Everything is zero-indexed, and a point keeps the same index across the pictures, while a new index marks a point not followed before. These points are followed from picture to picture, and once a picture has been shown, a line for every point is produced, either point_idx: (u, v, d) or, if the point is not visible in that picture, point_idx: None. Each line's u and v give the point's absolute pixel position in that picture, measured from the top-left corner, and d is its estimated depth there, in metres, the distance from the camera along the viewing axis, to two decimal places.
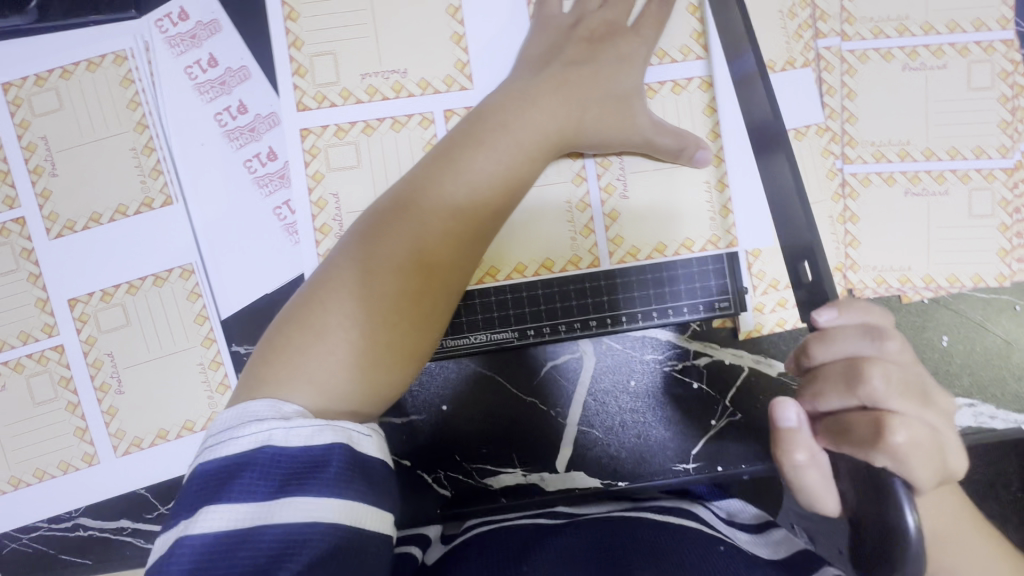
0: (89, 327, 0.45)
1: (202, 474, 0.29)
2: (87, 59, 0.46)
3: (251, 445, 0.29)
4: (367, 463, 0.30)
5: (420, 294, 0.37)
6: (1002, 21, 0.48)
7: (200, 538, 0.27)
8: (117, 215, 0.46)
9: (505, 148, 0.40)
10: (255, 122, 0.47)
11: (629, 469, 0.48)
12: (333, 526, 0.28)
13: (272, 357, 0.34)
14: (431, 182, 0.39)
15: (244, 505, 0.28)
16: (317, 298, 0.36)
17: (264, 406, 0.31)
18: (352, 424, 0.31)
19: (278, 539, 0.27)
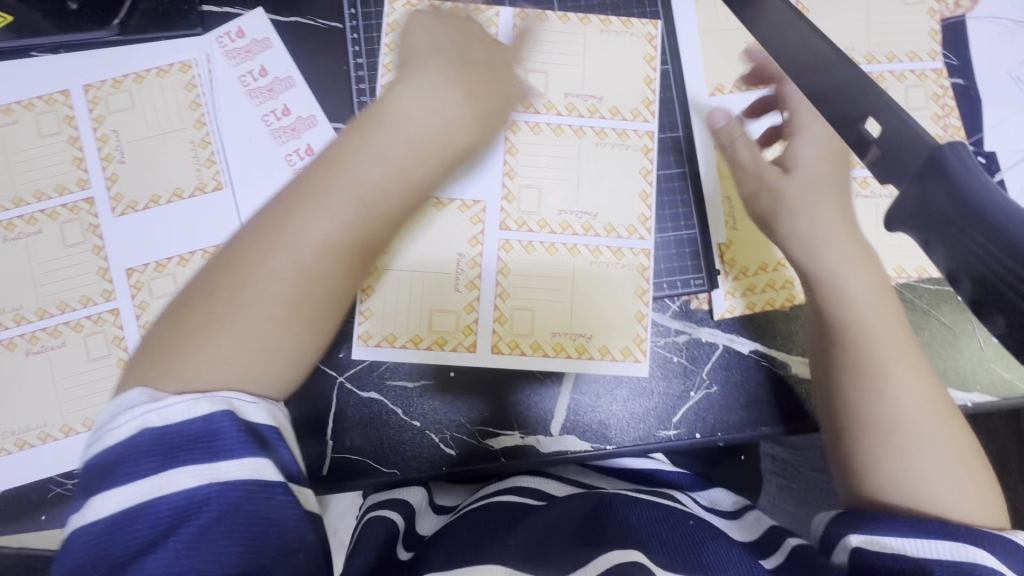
0: (143, 293, 0.51)
1: (86, 469, 0.32)
2: (157, 67, 0.54)
3: (128, 432, 0.33)
4: (252, 426, 0.35)
5: (318, 279, 0.40)
6: (931, 53, 0.57)
7: (92, 525, 0.30)
8: (173, 198, 0.53)
9: (407, 136, 0.43)
10: (297, 123, 0.55)
11: (615, 434, 0.54)
12: (230, 483, 0.32)
13: (190, 328, 0.38)
14: (362, 142, 0.43)
15: (133, 485, 0.31)
16: (236, 272, 0.39)
17: (137, 396, 0.34)
18: (230, 393, 0.36)
19: (174, 505, 0.31)
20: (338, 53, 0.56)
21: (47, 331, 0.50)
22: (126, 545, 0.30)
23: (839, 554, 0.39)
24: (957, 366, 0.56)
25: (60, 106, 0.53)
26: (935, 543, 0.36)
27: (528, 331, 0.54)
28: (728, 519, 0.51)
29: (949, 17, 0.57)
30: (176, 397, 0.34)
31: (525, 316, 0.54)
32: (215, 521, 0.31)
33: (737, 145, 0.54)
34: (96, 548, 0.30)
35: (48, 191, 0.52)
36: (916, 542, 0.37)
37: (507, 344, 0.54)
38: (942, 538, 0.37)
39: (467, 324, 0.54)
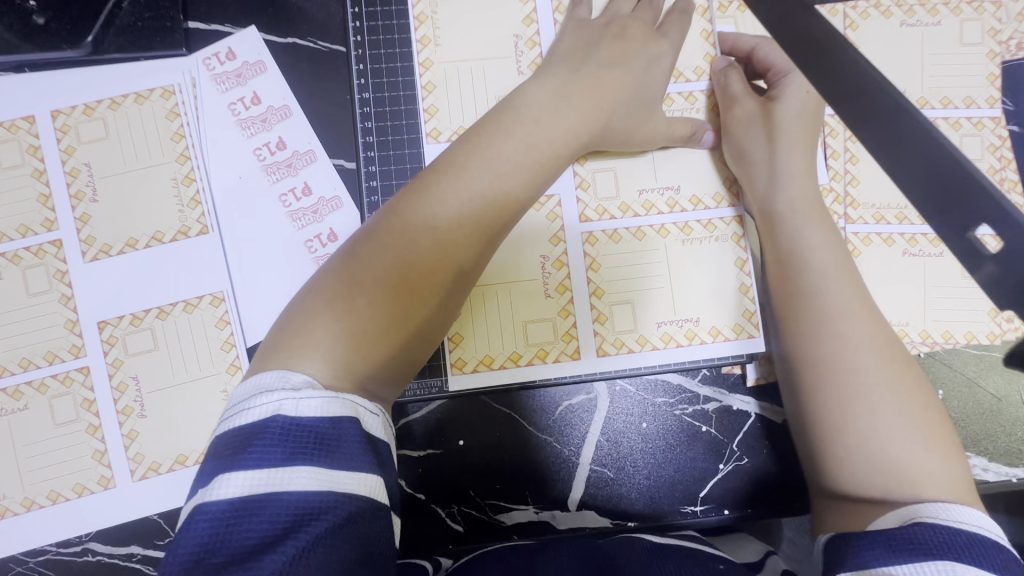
0: (116, 350, 0.46)
1: (219, 445, 0.30)
2: (136, 92, 0.48)
3: (266, 416, 0.30)
4: (372, 436, 0.32)
5: (431, 268, 0.37)
6: (989, 100, 0.52)
7: (218, 504, 0.28)
8: (153, 241, 0.47)
9: (533, 139, 0.41)
10: (293, 158, 0.49)
11: (638, 509, 0.50)
12: (345, 493, 0.29)
13: (293, 329, 0.35)
14: (455, 169, 0.40)
15: (258, 472, 0.28)
16: (335, 271, 0.37)
17: (274, 378, 0.32)
18: (359, 399, 0.33)
19: (295, 505, 0.28)
20: (339, 79, 0.49)
21: (7, 392, 0.45)
22: (242, 536, 0.27)
23: None
24: (1002, 439, 0.52)
25: (24, 135, 0.47)
26: (922, 563, 0.30)
27: (631, 327, 0.49)
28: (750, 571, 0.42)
29: (1011, 59, 0.52)
30: (313, 388, 0.31)
31: (627, 311, 0.49)
32: (329, 534, 0.28)
33: (734, 88, 0.48)
34: (213, 533, 0.27)
35: (9, 232, 0.46)
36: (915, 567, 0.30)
37: (613, 344, 0.49)
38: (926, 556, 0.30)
39: (565, 332, 0.49)
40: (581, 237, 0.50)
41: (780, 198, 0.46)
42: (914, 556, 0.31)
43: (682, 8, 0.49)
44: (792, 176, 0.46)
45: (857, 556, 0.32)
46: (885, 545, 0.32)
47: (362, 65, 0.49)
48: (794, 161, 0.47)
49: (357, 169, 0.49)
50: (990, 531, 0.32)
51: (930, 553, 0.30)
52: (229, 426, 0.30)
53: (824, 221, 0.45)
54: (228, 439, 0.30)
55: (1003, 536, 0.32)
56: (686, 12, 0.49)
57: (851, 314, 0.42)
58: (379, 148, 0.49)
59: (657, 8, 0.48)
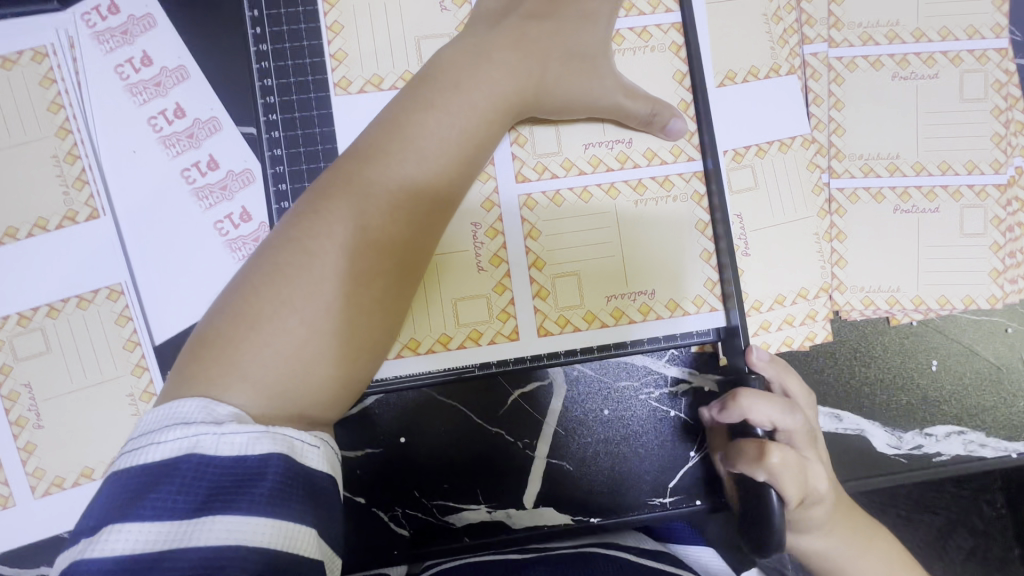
0: (3, 354, 0.40)
1: (117, 485, 0.26)
2: (2, 56, 0.41)
3: (177, 454, 0.26)
4: (306, 474, 0.28)
5: (376, 273, 0.34)
6: (996, 29, 0.45)
7: (104, 560, 0.23)
8: (36, 230, 0.41)
9: (459, 110, 0.37)
10: (194, 128, 0.43)
11: (601, 505, 0.45)
12: (257, 548, 0.25)
13: (204, 357, 0.30)
14: (377, 156, 0.35)
15: (160, 522, 0.24)
16: (257, 285, 0.32)
17: (196, 409, 0.28)
18: (293, 432, 0.29)
19: (195, 561, 0.24)
20: (240, 34, 0.43)
21: None
22: None
23: None
24: (1003, 413, 0.47)
25: None
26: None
27: (578, 302, 0.44)
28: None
29: None
30: (239, 423, 0.27)
31: (572, 284, 0.43)
32: None
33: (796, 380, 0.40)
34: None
35: None
36: None
37: (556, 323, 0.43)
38: None
39: (502, 310, 0.43)
40: (519, 201, 0.43)
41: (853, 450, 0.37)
42: None
43: None
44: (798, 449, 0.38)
45: None
46: None
47: (257, 11, 0.42)
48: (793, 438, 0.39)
49: (259, 136, 0.42)
50: None
51: None
52: (135, 463, 0.26)
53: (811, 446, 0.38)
54: (129, 477, 0.26)
55: None
56: None
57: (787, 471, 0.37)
58: (282, 110, 0.42)
59: None
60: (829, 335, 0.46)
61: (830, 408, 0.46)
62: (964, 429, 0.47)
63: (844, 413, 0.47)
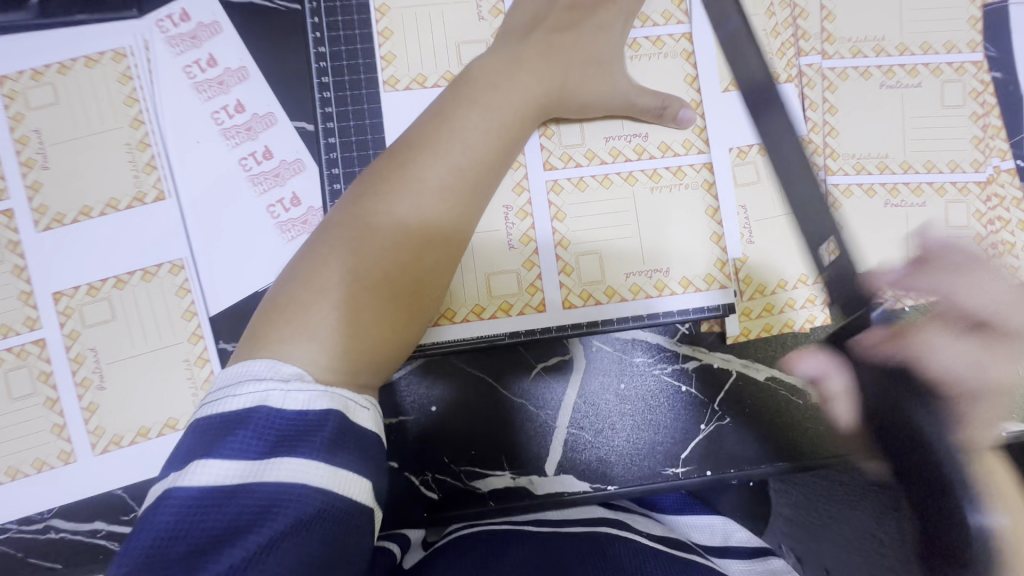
0: (73, 321, 0.44)
1: (196, 431, 0.28)
2: (85, 55, 0.46)
3: (249, 405, 0.29)
4: (359, 431, 0.30)
5: (425, 246, 0.38)
6: (971, 44, 0.51)
7: (187, 493, 0.26)
8: (108, 209, 0.45)
9: (496, 107, 0.42)
10: (252, 121, 0.47)
11: (618, 473, 0.48)
12: (320, 489, 0.27)
13: (276, 316, 0.33)
14: (425, 148, 0.40)
15: (234, 463, 0.27)
16: (321, 255, 0.36)
17: (264, 368, 0.30)
18: (348, 394, 0.31)
19: (266, 498, 0.26)
20: (297, 39, 0.48)
21: None
22: (204, 528, 0.25)
23: None
24: None
25: None
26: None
27: (598, 278, 0.48)
28: (745, 560, 0.47)
29: (992, 2, 0.51)
30: (303, 381, 0.30)
31: (593, 262, 0.48)
32: (294, 532, 0.26)
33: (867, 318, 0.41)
34: (175, 522, 0.25)
35: None
36: None
37: (579, 297, 0.48)
38: None
39: (530, 284, 0.47)
40: (546, 185, 0.48)
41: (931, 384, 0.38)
42: None
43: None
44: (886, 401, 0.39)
45: None
46: None
47: (317, 18, 0.47)
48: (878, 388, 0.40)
49: (315, 129, 0.47)
50: None
51: None
52: (211, 413, 0.29)
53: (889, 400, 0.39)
54: (206, 425, 0.29)
55: None
56: None
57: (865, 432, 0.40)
58: (336, 104, 0.47)
59: None
60: (829, 320, 0.48)
61: None
62: None
63: None
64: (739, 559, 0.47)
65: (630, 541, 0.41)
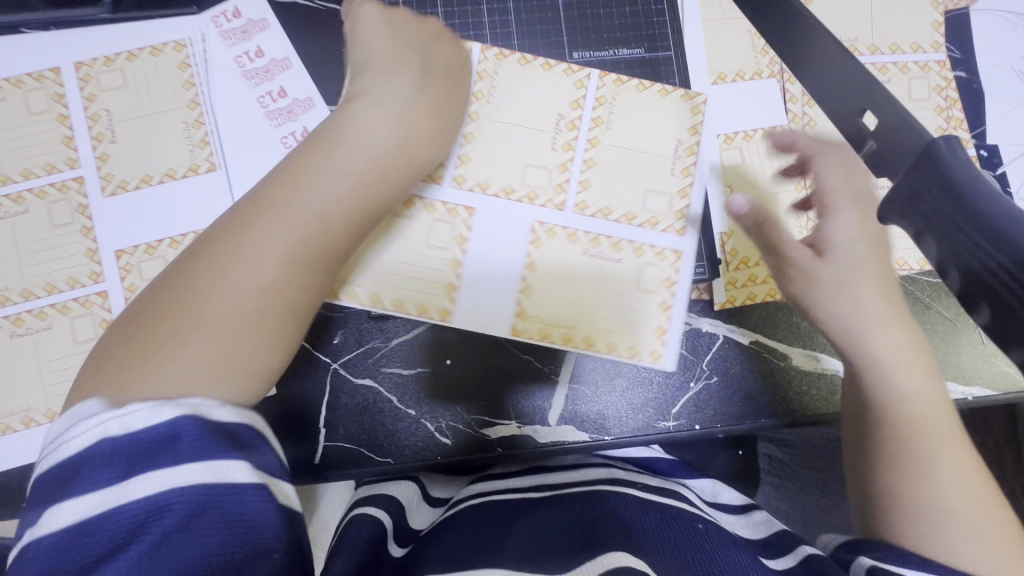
0: (132, 276, 0.50)
1: (41, 482, 0.29)
2: (151, 45, 0.53)
3: (87, 442, 0.29)
4: (220, 425, 0.31)
5: (312, 258, 0.38)
6: (935, 45, 0.56)
7: (49, 538, 0.28)
8: (165, 178, 0.51)
9: (402, 117, 0.44)
10: (293, 105, 0.54)
11: (613, 425, 0.53)
12: (189, 489, 0.29)
13: (149, 336, 0.34)
14: (294, 179, 0.39)
15: (91, 495, 0.28)
16: (201, 272, 0.36)
17: (95, 405, 0.31)
18: (196, 398, 0.32)
19: (137, 513, 0.28)
20: (337, 35, 0.55)
21: (32, 314, 0.49)
22: (82, 555, 0.27)
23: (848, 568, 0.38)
24: (959, 361, 0.55)
25: (51, 84, 0.52)
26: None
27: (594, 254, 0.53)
28: (735, 515, 0.51)
29: (953, 9, 0.57)
30: (135, 402, 0.31)
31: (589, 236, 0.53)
32: (178, 530, 0.28)
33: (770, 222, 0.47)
34: (50, 563, 0.27)
35: (36, 170, 0.51)
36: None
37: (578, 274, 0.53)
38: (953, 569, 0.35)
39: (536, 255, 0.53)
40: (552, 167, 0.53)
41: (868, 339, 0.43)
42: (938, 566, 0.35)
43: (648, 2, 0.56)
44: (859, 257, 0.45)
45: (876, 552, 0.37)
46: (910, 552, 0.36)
47: None
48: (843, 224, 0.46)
49: None
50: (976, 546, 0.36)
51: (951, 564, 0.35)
52: (50, 464, 0.30)
53: (870, 281, 0.44)
54: (46, 476, 0.30)
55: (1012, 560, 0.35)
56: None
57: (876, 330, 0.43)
58: None
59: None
60: None
61: (808, 350, 0.54)
62: None
63: (822, 355, 0.54)
64: (729, 513, 0.52)
65: (623, 496, 0.47)
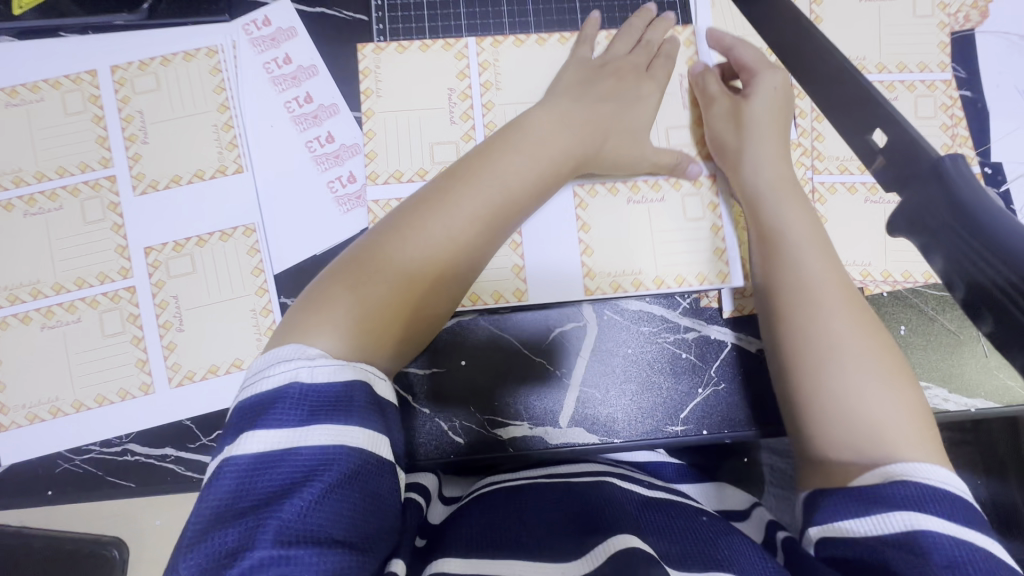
0: (160, 272, 0.52)
1: (240, 410, 0.34)
2: (184, 51, 0.55)
3: (283, 383, 0.34)
4: (379, 401, 0.36)
5: (443, 268, 0.43)
6: (940, 65, 0.58)
7: (243, 458, 0.32)
8: (194, 178, 0.53)
9: (540, 158, 0.48)
10: (319, 111, 0.56)
11: (623, 428, 0.54)
12: (351, 447, 0.33)
13: (312, 305, 0.40)
14: (465, 177, 0.46)
15: (278, 430, 0.32)
16: (356, 262, 0.42)
17: (293, 351, 0.36)
18: (366, 367, 0.37)
19: (309, 457, 0.32)
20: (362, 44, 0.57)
21: (63, 306, 0.51)
22: (264, 483, 0.31)
23: (806, 547, 0.38)
24: (962, 373, 0.56)
25: (87, 86, 0.54)
26: (887, 514, 0.34)
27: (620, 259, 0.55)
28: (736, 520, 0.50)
29: (959, 30, 0.59)
30: (324, 358, 0.35)
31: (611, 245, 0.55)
32: (339, 483, 0.32)
33: (707, 83, 0.56)
34: (239, 485, 0.31)
35: (70, 168, 0.53)
36: (880, 520, 0.34)
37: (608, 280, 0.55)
38: (892, 508, 0.34)
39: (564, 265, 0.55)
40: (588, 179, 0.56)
41: (760, 179, 0.51)
42: (881, 508, 0.35)
43: (667, 38, 0.58)
44: (770, 158, 0.52)
45: (827, 512, 0.37)
46: (856, 500, 0.36)
47: (382, 25, 0.57)
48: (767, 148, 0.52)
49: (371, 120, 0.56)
50: (952, 485, 0.35)
51: (893, 506, 0.35)
52: (250, 395, 0.34)
53: (799, 198, 0.50)
54: (248, 406, 0.34)
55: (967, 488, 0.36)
56: (670, 42, 0.58)
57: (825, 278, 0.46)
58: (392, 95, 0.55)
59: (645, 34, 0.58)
60: None
61: None
62: (927, 384, 0.56)
63: None
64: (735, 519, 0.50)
65: (631, 494, 0.46)
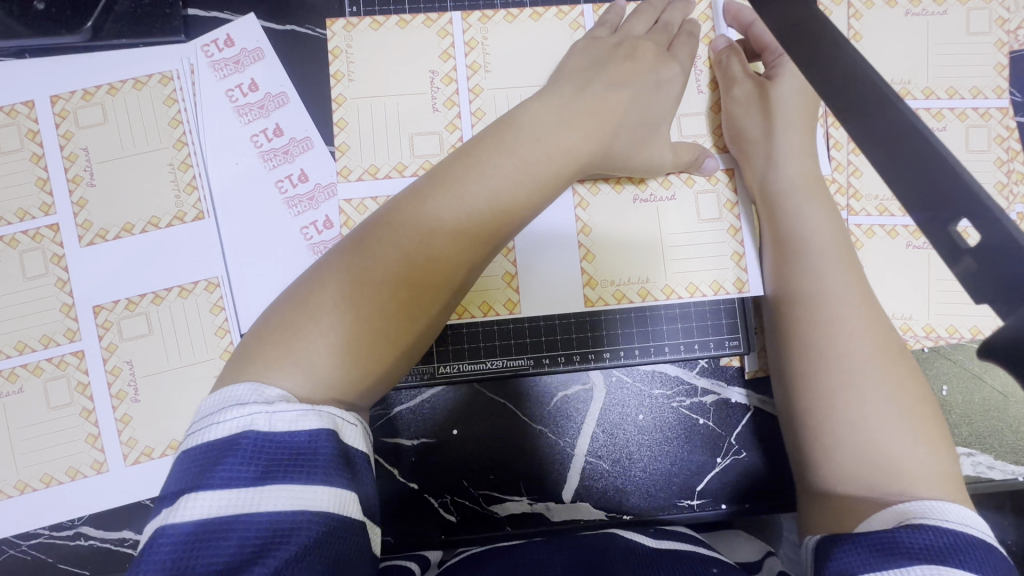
0: (111, 334, 0.46)
1: (184, 463, 0.27)
2: (134, 77, 0.48)
3: (235, 432, 0.27)
4: (349, 450, 0.29)
5: (423, 285, 0.34)
6: (997, 90, 0.51)
7: (181, 528, 0.25)
8: (149, 226, 0.47)
9: (533, 163, 0.38)
10: (290, 145, 0.49)
11: (634, 503, 0.49)
12: (317, 511, 0.26)
13: (268, 338, 0.32)
14: (450, 181, 0.36)
15: (227, 491, 0.26)
16: (320, 280, 0.33)
17: (249, 392, 0.29)
18: (338, 411, 0.30)
19: (265, 525, 0.25)
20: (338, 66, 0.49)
21: (3, 374, 0.45)
22: (207, 560, 0.24)
23: None
24: (1008, 438, 0.51)
25: (24, 119, 0.47)
26: (908, 567, 0.27)
27: (624, 277, 0.49)
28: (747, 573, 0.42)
29: (1018, 49, 0.51)
30: (287, 401, 0.28)
31: (616, 266, 0.49)
32: (300, 557, 0.25)
33: (731, 61, 0.49)
34: (176, 563, 0.24)
35: (8, 216, 0.46)
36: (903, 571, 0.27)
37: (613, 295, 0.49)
38: (914, 559, 0.27)
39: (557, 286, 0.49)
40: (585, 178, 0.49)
41: (780, 175, 0.46)
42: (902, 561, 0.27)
43: (690, 30, 0.49)
44: (794, 151, 0.46)
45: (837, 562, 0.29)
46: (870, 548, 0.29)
47: None
48: (793, 141, 0.47)
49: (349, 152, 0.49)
50: (975, 529, 0.29)
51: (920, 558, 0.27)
52: (196, 444, 0.27)
53: (823, 198, 0.45)
54: (193, 457, 0.27)
55: (989, 534, 0.30)
56: (693, 33, 0.49)
57: (851, 304, 0.40)
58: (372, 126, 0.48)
59: (670, 30, 0.48)
60: None
61: None
62: (969, 450, 0.51)
63: None
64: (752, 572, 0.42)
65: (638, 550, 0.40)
